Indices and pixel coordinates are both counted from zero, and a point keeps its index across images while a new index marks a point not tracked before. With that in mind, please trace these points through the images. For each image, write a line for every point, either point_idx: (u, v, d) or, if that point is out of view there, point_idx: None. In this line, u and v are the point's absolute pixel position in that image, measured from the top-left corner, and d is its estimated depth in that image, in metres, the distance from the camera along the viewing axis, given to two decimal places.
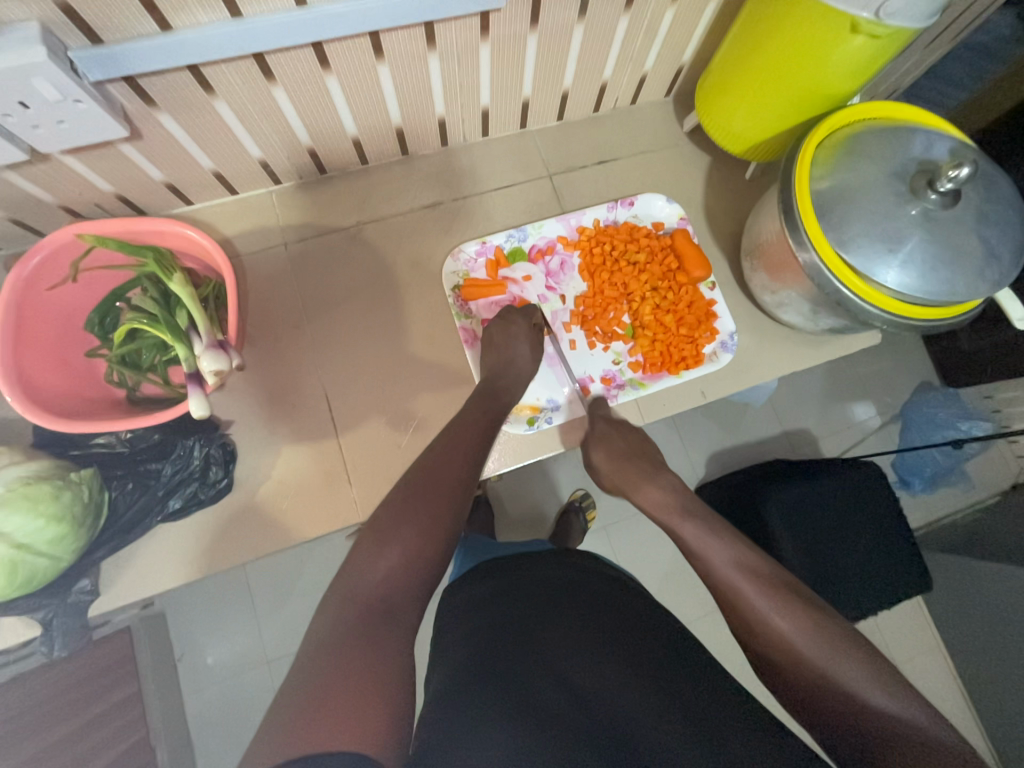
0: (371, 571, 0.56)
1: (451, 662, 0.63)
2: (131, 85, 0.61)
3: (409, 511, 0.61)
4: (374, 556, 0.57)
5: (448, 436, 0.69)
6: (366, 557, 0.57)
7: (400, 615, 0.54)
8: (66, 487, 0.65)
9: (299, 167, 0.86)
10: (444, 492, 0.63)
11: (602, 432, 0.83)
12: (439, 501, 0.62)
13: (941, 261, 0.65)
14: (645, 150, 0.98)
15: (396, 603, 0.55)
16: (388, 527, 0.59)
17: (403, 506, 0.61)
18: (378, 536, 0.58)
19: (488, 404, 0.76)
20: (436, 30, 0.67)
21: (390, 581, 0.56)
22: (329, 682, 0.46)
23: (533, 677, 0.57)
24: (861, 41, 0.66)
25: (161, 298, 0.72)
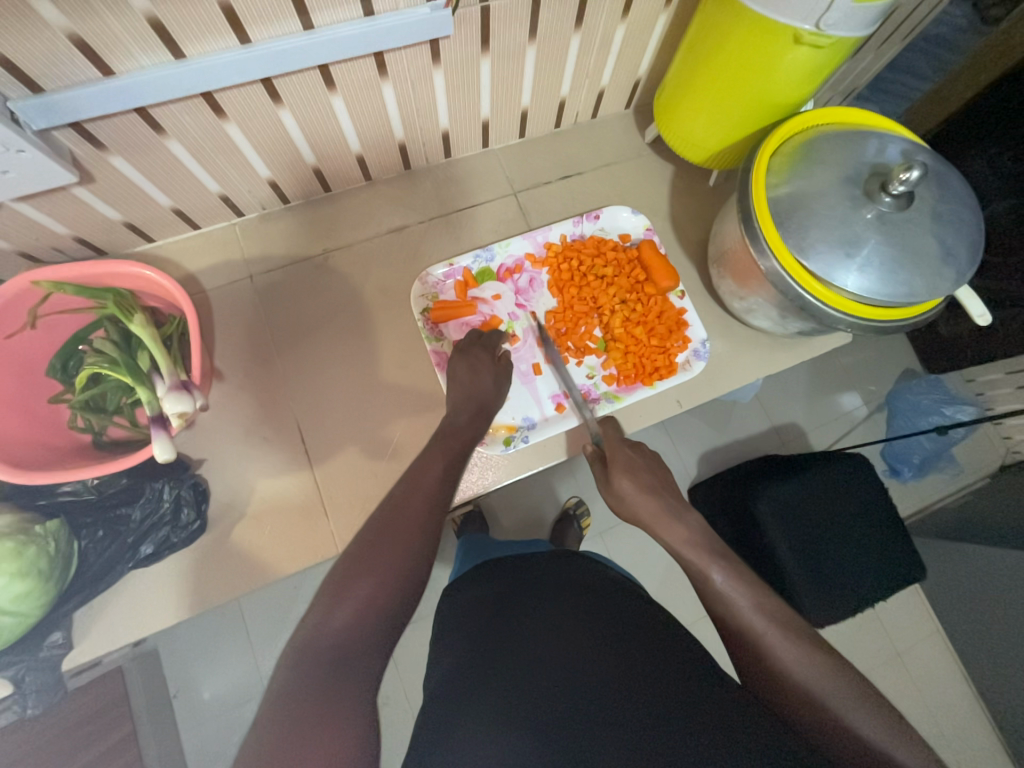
0: (331, 617, 0.54)
1: (442, 678, 0.63)
2: (79, 131, 0.61)
3: (371, 548, 0.60)
4: (333, 602, 0.55)
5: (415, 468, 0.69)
6: (329, 594, 0.56)
7: (363, 657, 0.53)
8: (29, 542, 0.63)
9: (262, 198, 0.85)
10: (408, 524, 0.62)
11: (627, 461, 0.76)
12: (403, 535, 0.61)
13: (899, 263, 0.66)
14: (608, 162, 0.98)
15: (361, 638, 0.54)
16: (352, 565, 0.58)
17: (365, 548, 0.60)
18: (341, 580, 0.57)
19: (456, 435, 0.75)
20: (386, 59, 0.68)
21: (352, 626, 0.54)
22: (296, 722, 0.46)
23: (516, 685, 0.56)
24: (806, 51, 0.66)
25: (122, 341, 0.72)
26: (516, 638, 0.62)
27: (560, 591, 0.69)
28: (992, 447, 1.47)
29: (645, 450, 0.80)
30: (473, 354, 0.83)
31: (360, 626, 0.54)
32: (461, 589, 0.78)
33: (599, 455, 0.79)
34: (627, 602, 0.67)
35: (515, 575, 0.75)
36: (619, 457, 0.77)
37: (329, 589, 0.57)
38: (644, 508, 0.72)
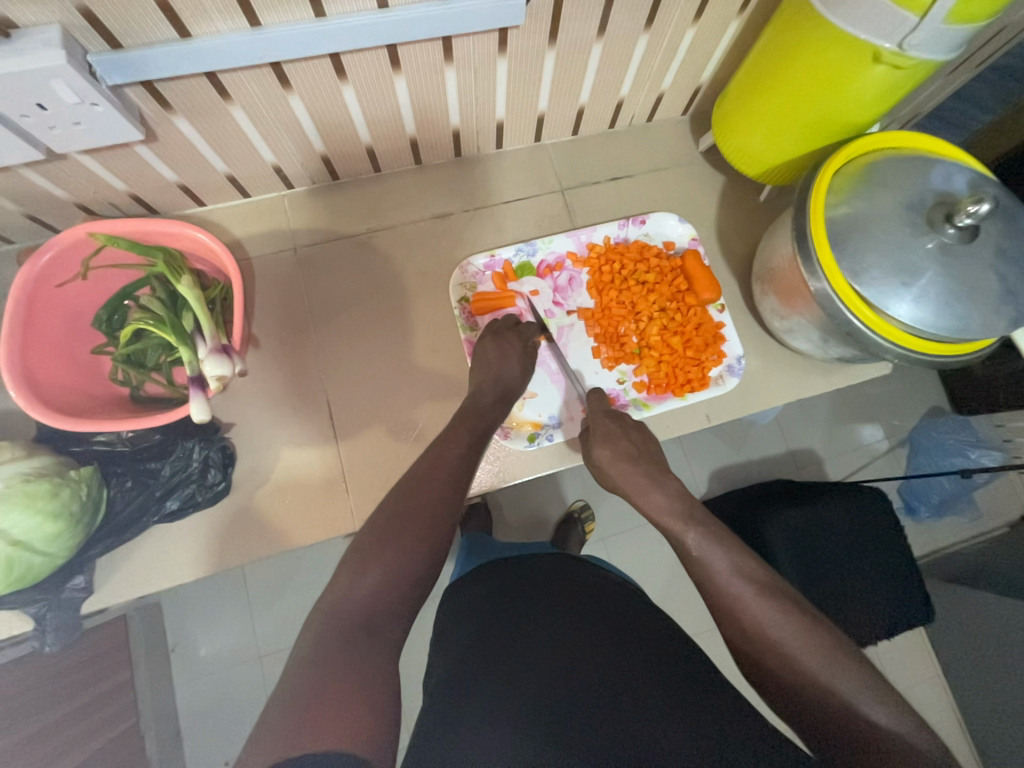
0: (356, 587, 0.55)
1: (448, 663, 0.64)
2: (149, 90, 0.62)
3: (396, 529, 0.60)
4: (360, 569, 0.57)
5: (439, 455, 0.69)
6: (351, 571, 0.57)
7: (387, 628, 0.54)
8: (64, 485, 0.65)
9: (313, 173, 0.86)
10: (432, 502, 0.63)
11: (607, 431, 0.77)
12: (429, 518, 0.62)
13: (956, 297, 0.64)
14: (658, 167, 0.97)
15: (382, 616, 0.54)
16: (374, 543, 0.58)
17: (389, 524, 0.60)
18: (364, 550, 0.58)
19: (482, 428, 0.74)
20: (454, 44, 0.67)
21: (373, 597, 0.55)
22: (319, 691, 0.46)
23: (523, 678, 0.57)
24: (883, 70, 0.64)
25: (168, 301, 0.73)
26: (523, 634, 0.62)
27: (570, 587, 0.69)
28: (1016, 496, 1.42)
29: (626, 419, 0.79)
30: (506, 340, 0.82)
31: (375, 605, 0.55)
32: (470, 583, 0.76)
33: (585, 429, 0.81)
34: (635, 609, 0.67)
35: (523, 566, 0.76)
36: (599, 429, 0.77)
37: (349, 564, 0.57)
38: (626, 477, 0.72)
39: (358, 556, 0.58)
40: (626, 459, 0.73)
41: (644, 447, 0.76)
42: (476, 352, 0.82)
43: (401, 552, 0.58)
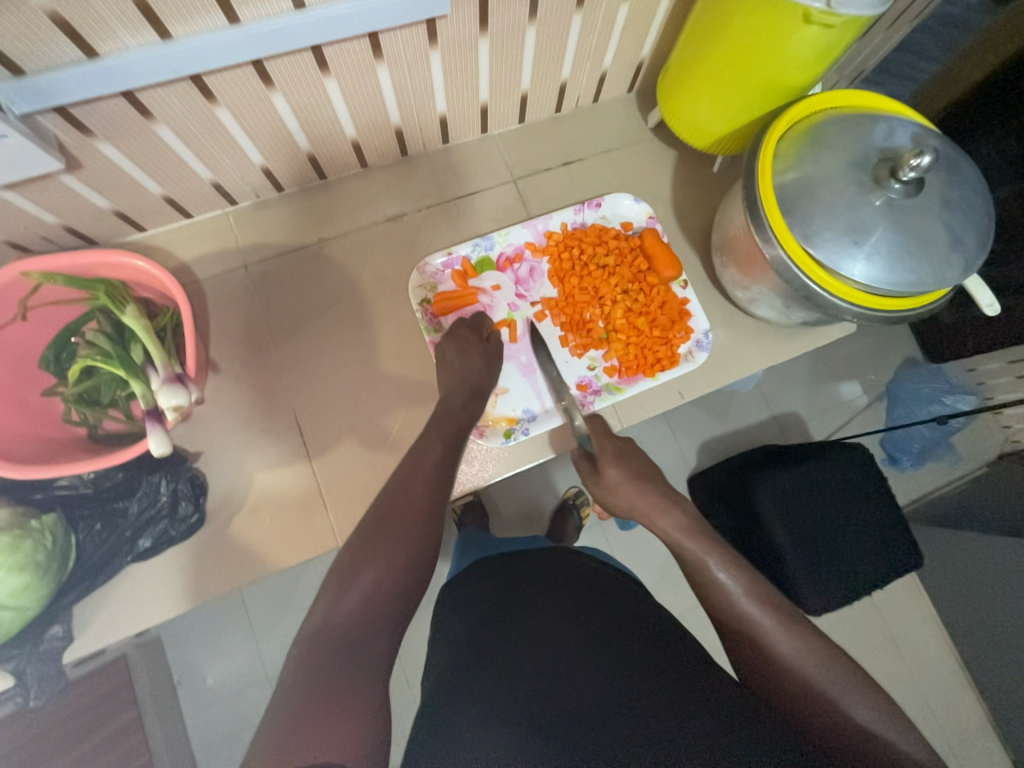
0: (343, 601, 0.55)
1: (443, 667, 0.64)
2: (63, 116, 0.59)
3: (377, 539, 0.60)
4: (341, 589, 0.56)
5: (414, 456, 0.69)
6: (336, 587, 0.56)
7: (372, 644, 0.53)
8: (26, 536, 0.63)
9: (256, 186, 0.83)
10: (410, 511, 0.62)
11: (617, 450, 0.75)
12: (410, 526, 0.61)
13: (908, 252, 0.64)
14: (610, 148, 0.96)
15: (367, 631, 0.54)
16: (357, 555, 0.58)
17: (374, 530, 0.60)
18: (348, 566, 0.58)
19: (450, 427, 0.73)
20: (381, 39, 0.65)
21: (359, 612, 0.55)
22: (305, 708, 0.46)
23: (516, 675, 0.57)
24: (816, 31, 0.64)
25: (115, 334, 0.70)
26: (519, 632, 0.62)
27: (559, 584, 0.70)
28: None
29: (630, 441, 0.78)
30: (461, 338, 0.82)
31: (364, 615, 0.55)
32: (461, 584, 0.78)
33: (587, 453, 0.78)
34: (627, 598, 0.68)
35: (515, 567, 0.76)
36: (606, 447, 0.75)
37: (333, 583, 0.56)
38: (639, 497, 0.69)
39: (341, 575, 0.57)
40: (640, 481, 0.71)
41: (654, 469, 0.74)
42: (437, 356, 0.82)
43: (384, 563, 0.58)
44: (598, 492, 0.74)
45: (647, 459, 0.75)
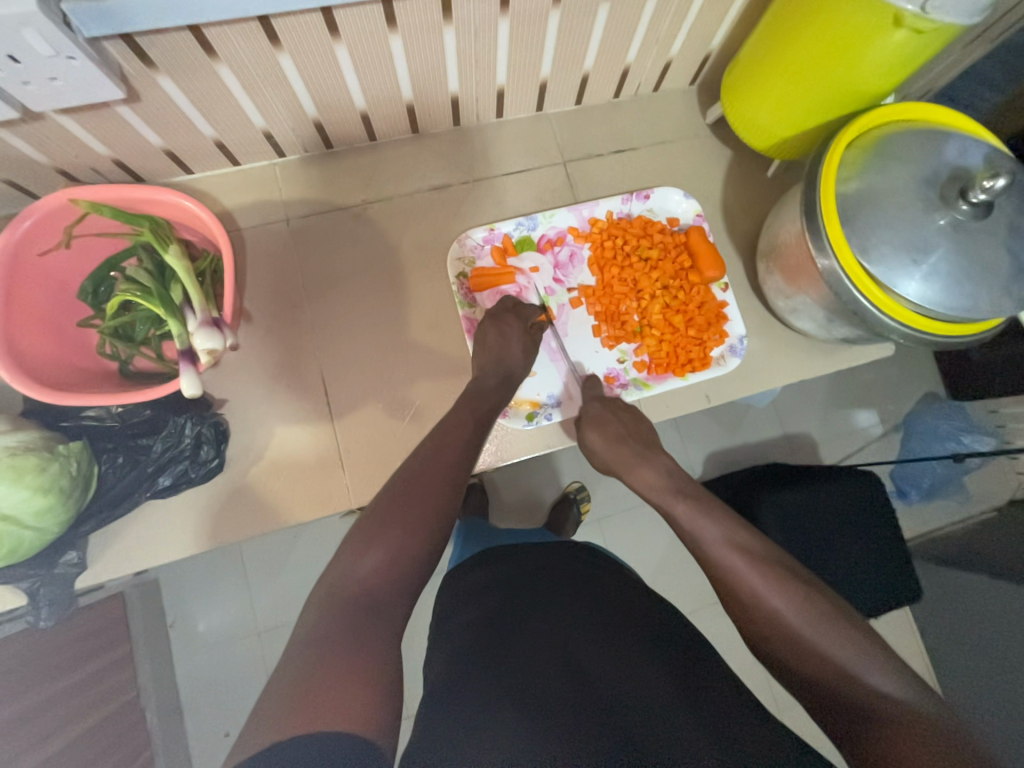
0: (358, 567, 0.55)
1: (452, 650, 0.63)
2: (128, 43, 0.58)
3: (401, 508, 0.59)
4: (361, 549, 0.56)
5: (442, 434, 0.68)
6: (356, 548, 0.56)
7: (389, 608, 0.53)
8: (53, 459, 0.64)
9: (305, 140, 0.83)
10: (437, 486, 0.62)
11: (596, 415, 0.80)
12: (433, 499, 0.61)
13: (967, 275, 0.62)
14: (663, 140, 0.94)
15: (386, 597, 0.53)
16: (377, 526, 0.57)
17: (398, 503, 0.60)
18: (370, 529, 0.57)
19: (480, 404, 0.73)
20: (453, 0, 0.64)
21: (377, 573, 0.54)
22: (323, 665, 0.46)
23: (526, 661, 0.57)
24: (903, 35, 0.62)
25: (156, 271, 0.70)
26: (527, 621, 0.62)
27: (569, 579, 0.70)
28: None
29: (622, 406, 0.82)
30: (504, 320, 0.80)
31: (381, 583, 0.54)
32: (464, 573, 0.79)
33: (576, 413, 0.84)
34: (635, 599, 0.68)
35: (528, 558, 0.76)
36: (589, 411, 0.80)
37: (354, 541, 0.56)
38: (612, 453, 0.76)
39: (360, 538, 0.57)
40: (618, 441, 0.76)
41: (635, 428, 0.79)
42: (476, 338, 0.81)
43: (408, 531, 0.58)
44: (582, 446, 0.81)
45: (627, 420, 0.79)
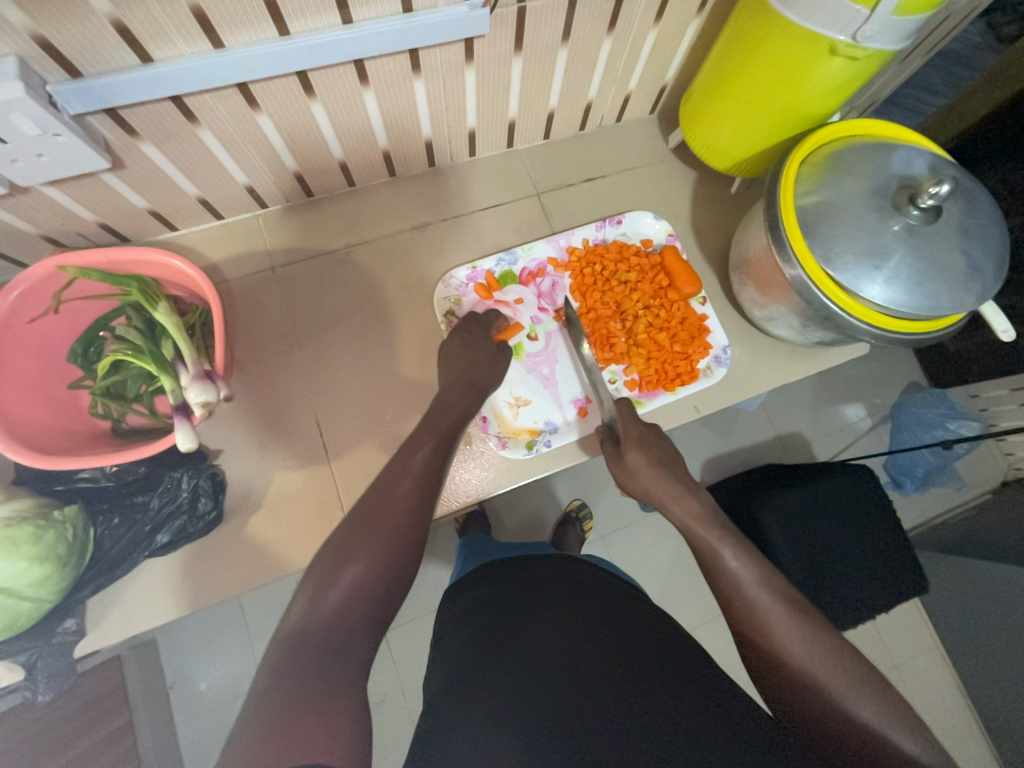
0: (322, 601, 0.55)
1: (446, 672, 0.65)
2: (113, 117, 0.61)
3: (371, 536, 0.60)
4: (318, 591, 0.56)
5: (404, 450, 0.69)
6: (317, 581, 0.57)
7: (353, 645, 0.54)
8: (49, 527, 0.63)
9: (286, 191, 0.85)
10: (403, 508, 0.62)
11: (640, 437, 0.76)
12: (398, 523, 0.61)
13: (926, 276, 0.66)
14: (630, 166, 0.98)
15: (347, 633, 0.54)
16: (339, 553, 0.58)
17: (359, 528, 0.60)
18: (329, 563, 0.57)
19: (443, 422, 0.73)
20: (420, 56, 0.68)
21: (339, 614, 0.55)
22: (293, 709, 0.48)
23: (512, 674, 0.58)
24: (840, 62, 0.67)
25: (145, 329, 0.71)
26: (518, 634, 0.63)
27: (563, 589, 0.71)
28: (995, 463, 1.48)
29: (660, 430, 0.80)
30: (467, 335, 0.82)
31: (348, 613, 0.55)
32: (465, 590, 0.79)
33: (611, 433, 0.80)
34: (633, 605, 0.68)
35: (522, 572, 0.77)
36: (631, 432, 0.77)
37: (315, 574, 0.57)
38: (656, 483, 0.72)
39: (327, 564, 0.58)
40: (660, 468, 0.73)
41: (676, 459, 0.76)
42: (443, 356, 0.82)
43: (371, 564, 0.58)
44: (616, 473, 0.78)
45: (670, 449, 0.77)
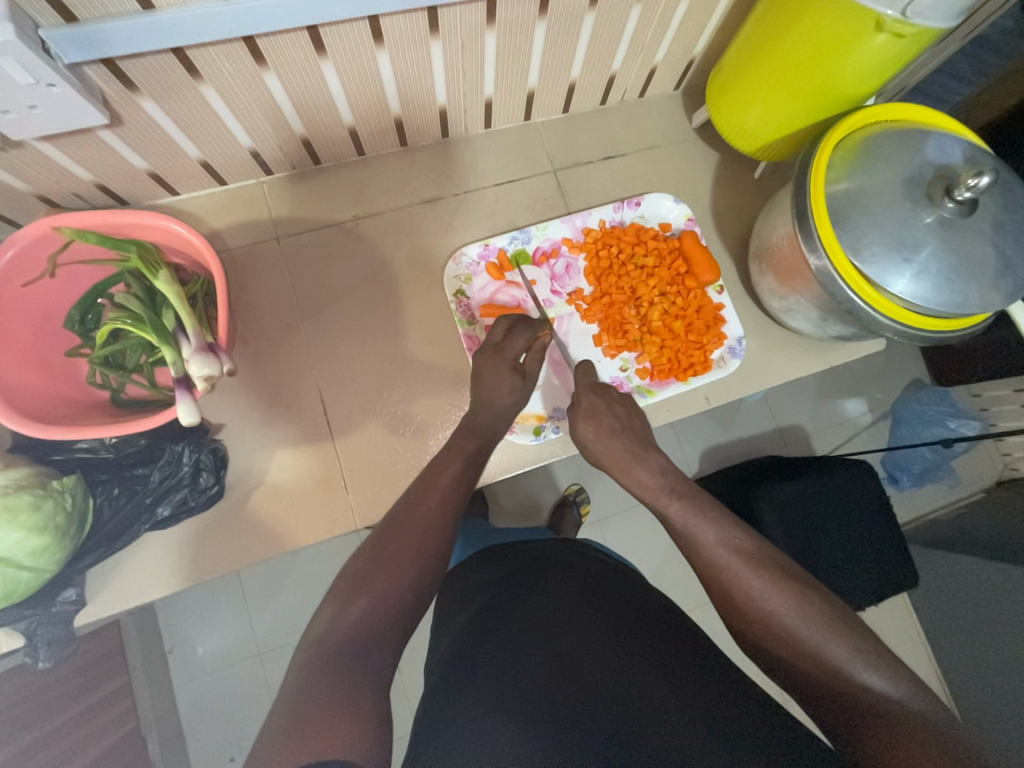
0: (341, 619, 0.53)
1: (453, 647, 0.66)
2: (110, 68, 0.57)
3: (383, 556, 0.58)
4: (353, 587, 0.54)
5: (428, 475, 0.68)
6: (338, 600, 0.55)
7: (385, 640, 0.52)
8: (47, 497, 0.62)
9: (292, 158, 0.82)
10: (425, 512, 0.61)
11: (589, 406, 0.74)
12: (421, 535, 0.60)
13: (956, 272, 0.64)
14: (650, 145, 0.94)
15: (372, 639, 0.52)
16: (357, 578, 0.56)
17: (380, 544, 0.59)
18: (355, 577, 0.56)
19: (476, 431, 0.72)
20: (440, 15, 0.64)
21: (371, 612, 0.53)
22: (317, 699, 0.46)
23: (517, 660, 0.58)
24: (883, 40, 0.63)
25: (146, 297, 0.69)
26: (522, 620, 0.63)
27: (568, 575, 0.70)
28: (991, 462, 1.46)
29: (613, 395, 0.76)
30: (495, 357, 0.75)
31: (372, 619, 0.53)
32: (464, 573, 0.80)
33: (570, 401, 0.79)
34: (636, 591, 0.68)
35: (523, 555, 0.77)
36: (582, 402, 0.75)
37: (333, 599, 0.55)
38: (607, 450, 0.72)
39: (340, 595, 0.55)
40: (612, 435, 0.72)
41: (630, 422, 0.74)
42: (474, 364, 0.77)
43: (392, 569, 0.57)
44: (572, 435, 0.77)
45: (623, 412, 0.74)
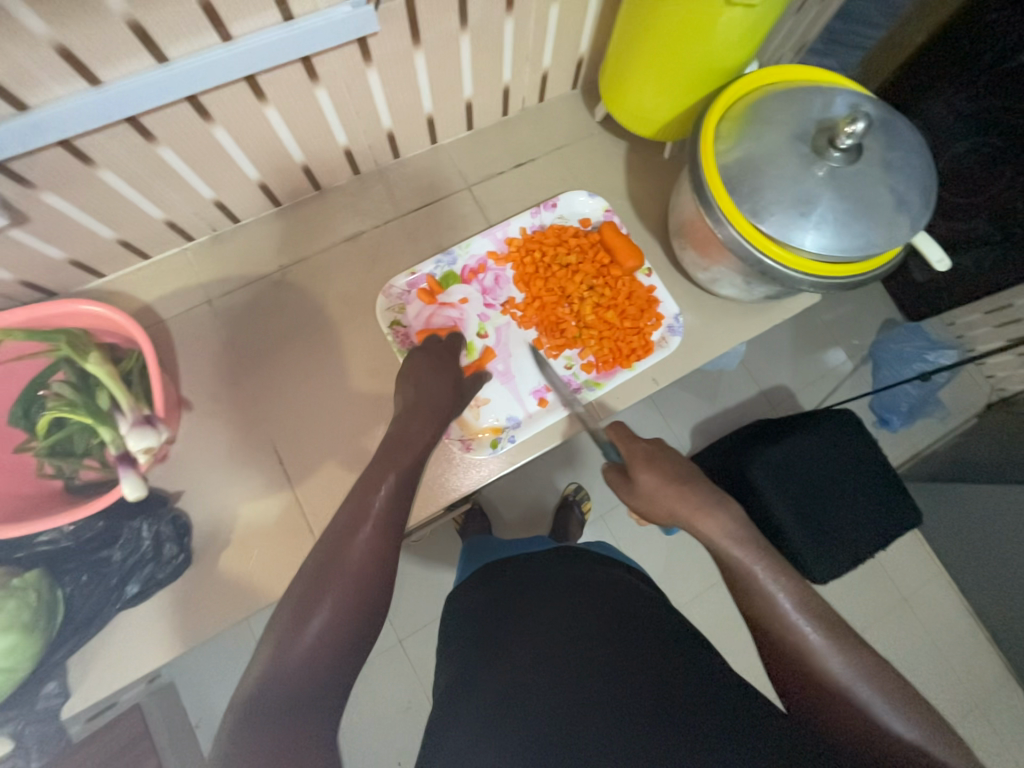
0: (293, 647, 0.54)
1: (447, 679, 0.65)
2: (3, 172, 0.59)
3: (328, 577, 0.58)
4: (296, 627, 0.55)
5: (369, 486, 0.67)
6: (290, 623, 0.55)
7: (333, 685, 0.54)
8: (9, 596, 0.62)
9: (211, 221, 0.84)
10: (370, 544, 0.61)
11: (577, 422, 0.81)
12: (372, 555, 0.60)
13: (854, 216, 0.65)
14: (559, 146, 0.97)
15: (323, 682, 0.53)
16: (306, 599, 0.56)
17: (329, 564, 0.59)
18: (310, 587, 0.57)
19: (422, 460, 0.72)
20: (315, 63, 0.66)
21: (315, 654, 0.54)
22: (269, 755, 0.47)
23: (503, 681, 0.58)
24: (739, 12, 0.65)
25: (80, 381, 0.70)
26: (508, 641, 0.63)
27: (556, 587, 0.70)
28: (977, 387, 1.48)
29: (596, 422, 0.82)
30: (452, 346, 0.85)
31: (323, 648, 0.54)
32: (461, 597, 0.78)
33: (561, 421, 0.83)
34: (624, 595, 0.68)
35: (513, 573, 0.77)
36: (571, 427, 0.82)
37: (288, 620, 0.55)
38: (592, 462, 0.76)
39: (293, 612, 0.56)
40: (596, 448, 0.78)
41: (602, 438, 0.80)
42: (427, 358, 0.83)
43: (343, 593, 0.57)
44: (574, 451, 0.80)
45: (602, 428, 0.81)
